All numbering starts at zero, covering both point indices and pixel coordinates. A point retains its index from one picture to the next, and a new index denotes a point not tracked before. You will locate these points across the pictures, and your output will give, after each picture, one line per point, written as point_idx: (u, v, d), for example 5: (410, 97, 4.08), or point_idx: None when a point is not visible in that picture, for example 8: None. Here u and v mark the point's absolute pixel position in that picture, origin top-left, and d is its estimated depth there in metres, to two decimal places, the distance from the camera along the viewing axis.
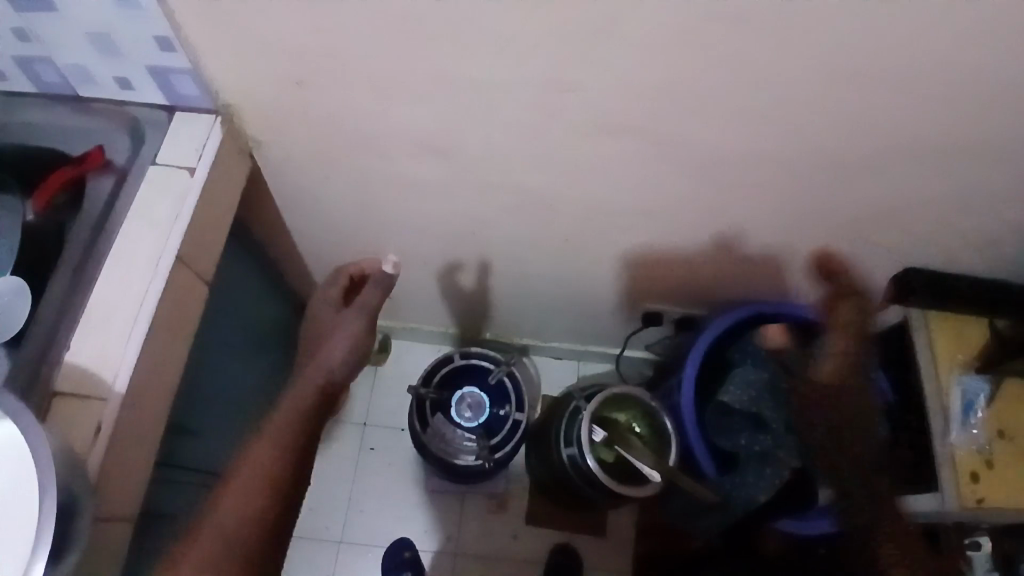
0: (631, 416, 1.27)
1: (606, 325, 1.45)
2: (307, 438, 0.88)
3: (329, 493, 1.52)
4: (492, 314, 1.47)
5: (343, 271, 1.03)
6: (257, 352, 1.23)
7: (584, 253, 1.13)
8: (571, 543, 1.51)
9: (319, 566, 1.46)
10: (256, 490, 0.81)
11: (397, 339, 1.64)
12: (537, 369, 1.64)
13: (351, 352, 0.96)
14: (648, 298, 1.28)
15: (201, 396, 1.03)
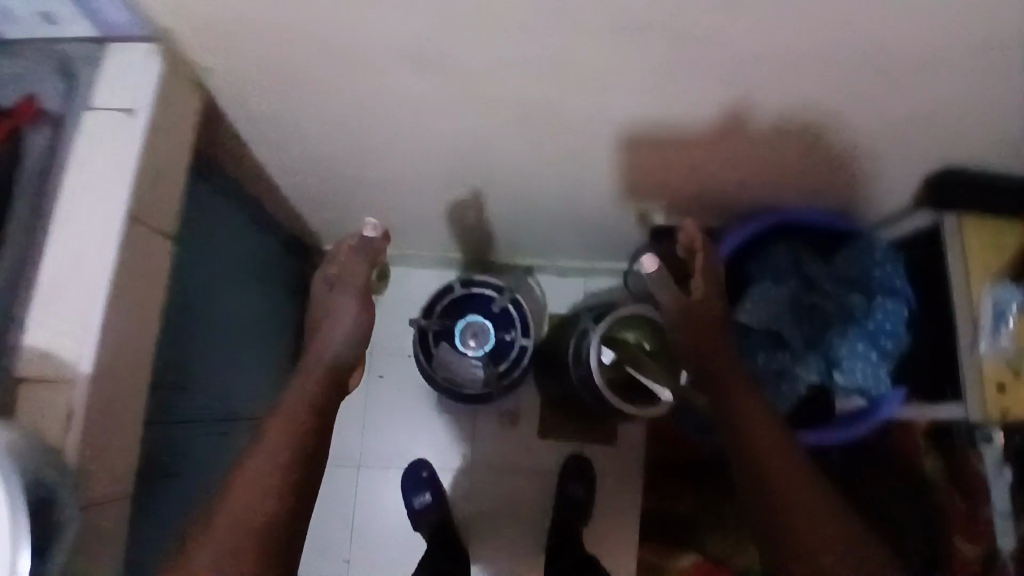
0: (641, 335, 1.23)
1: (611, 239, 1.38)
2: (317, 418, 0.86)
3: (342, 420, 1.54)
4: (492, 235, 1.41)
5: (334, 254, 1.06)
6: (246, 295, 1.20)
7: (583, 172, 1.04)
8: (584, 453, 1.53)
9: (339, 491, 1.51)
10: (265, 478, 0.79)
11: (396, 266, 1.59)
12: (542, 289, 1.61)
13: (354, 324, 0.97)
14: (655, 213, 1.20)
15: (193, 348, 1.01)
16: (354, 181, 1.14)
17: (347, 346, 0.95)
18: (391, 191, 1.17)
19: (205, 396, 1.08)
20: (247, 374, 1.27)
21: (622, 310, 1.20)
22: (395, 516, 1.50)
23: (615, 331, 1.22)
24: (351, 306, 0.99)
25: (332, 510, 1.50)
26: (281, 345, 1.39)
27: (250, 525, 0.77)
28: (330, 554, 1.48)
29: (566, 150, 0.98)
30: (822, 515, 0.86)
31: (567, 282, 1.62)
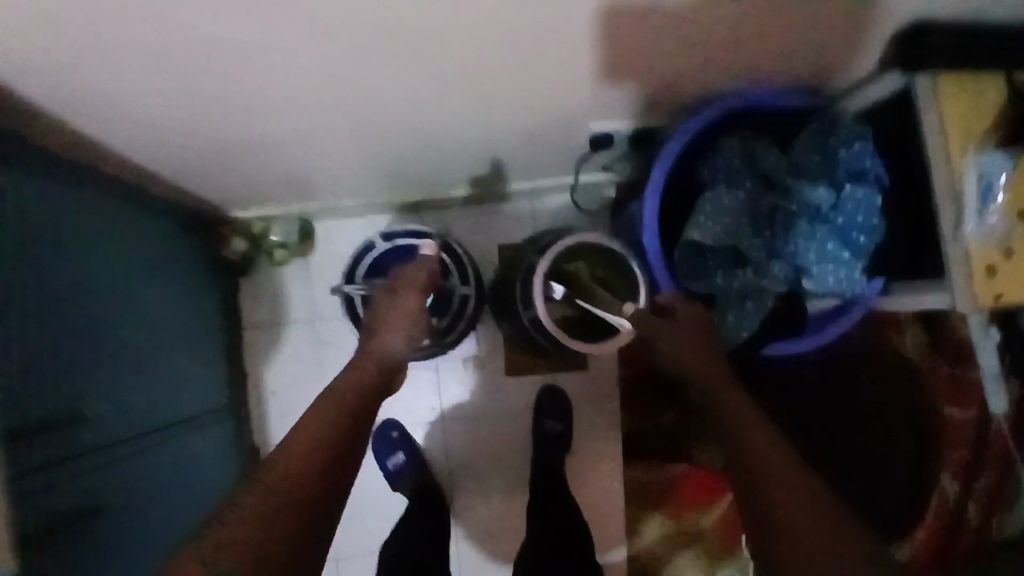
0: (595, 264, 1.11)
1: (547, 153, 1.23)
2: (363, 404, 0.88)
3: (297, 394, 1.45)
4: (413, 170, 1.25)
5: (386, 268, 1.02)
6: (139, 293, 1.06)
7: (487, 89, 0.87)
8: (557, 384, 1.46)
9: None
10: (319, 444, 0.82)
11: (321, 223, 1.45)
12: (485, 219, 1.48)
13: (409, 327, 0.94)
14: (585, 118, 1.05)
15: (74, 369, 0.89)
16: (227, 142, 0.96)
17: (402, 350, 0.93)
18: (279, 145, 1.00)
19: (116, 415, 0.98)
20: (173, 371, 1.17)
21: (568, 240, 1.07)
22: (373, 479, 1.45)
23: (566, 263, 1.11)
24: (408, 308, 0.95)
25: None
26: (199, 328, 1.28)
27: (293, 506, 0.77)
28: None
29: (458, 71, 0.80)
30: (836, 548, 0.71)
31: (512, 208, 1.48)
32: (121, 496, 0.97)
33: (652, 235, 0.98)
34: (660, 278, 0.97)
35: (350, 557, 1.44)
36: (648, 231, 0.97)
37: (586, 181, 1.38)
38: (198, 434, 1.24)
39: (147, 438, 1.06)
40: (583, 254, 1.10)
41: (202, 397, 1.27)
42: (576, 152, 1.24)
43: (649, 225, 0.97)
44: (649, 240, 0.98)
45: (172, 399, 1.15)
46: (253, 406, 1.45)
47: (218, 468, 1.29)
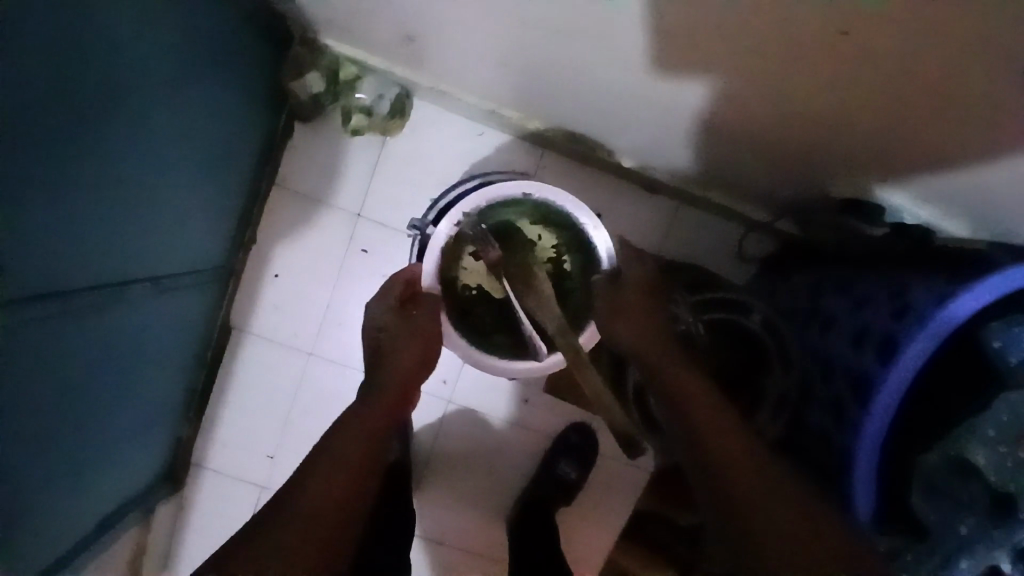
0: (557, 244, 0.97)
1: (763, 166, 0.89)
2: (404, 388, 0.86)
3: (300, 292, 1.12)
4: (580, 99, 0.90)
5: (401, 277, 0.91)
6: (155, 87, 0.73)
7: (850, 35, 0.53)
8: (588, 424, 1.19)
9: (279, 376, 1.14)
10: (392, 386, 0.85)
11: (420, 102, 1.09)
12: (616, 201, 1.11)
13: (420, 356, 0.89)
14: (879, 145, 0.71)
15: (30, 118, 0.54)
16: None
17: (421, 366, 0.89)
18: None
19: (64, 220, 0.64)
20: (158, 187, 0.81)
21: (531, 191, 0.89)
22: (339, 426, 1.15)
23: (524, 221, 0.96)
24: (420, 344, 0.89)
25: (266, 395, 1.14)
26: (226, 155, 0.96)
27: (359, 434, 0.77)
28: (250, 447, 1.14)
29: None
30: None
31: (653, 207, 1.11)
32: (31, 333, 0.63)
33: (897, 391, 0.65)
34: (859, 467, 0.66)
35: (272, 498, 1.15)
36: (893, 382, 0.65)
37: (778, 227, 1.06)
38: (162, 275, 0.90)
39: (88, 276, 0.72)
40: (549, 223, 0.96)
41: (189, 232, 0.94)
42: (799, 182, 0.90)
43: (901, 373, 0.65)
44: (889, 394, 0.65)
45: (143, 219, 0.80)
46: (244, 275, 1.11)
47: (171, 325, 0.97)
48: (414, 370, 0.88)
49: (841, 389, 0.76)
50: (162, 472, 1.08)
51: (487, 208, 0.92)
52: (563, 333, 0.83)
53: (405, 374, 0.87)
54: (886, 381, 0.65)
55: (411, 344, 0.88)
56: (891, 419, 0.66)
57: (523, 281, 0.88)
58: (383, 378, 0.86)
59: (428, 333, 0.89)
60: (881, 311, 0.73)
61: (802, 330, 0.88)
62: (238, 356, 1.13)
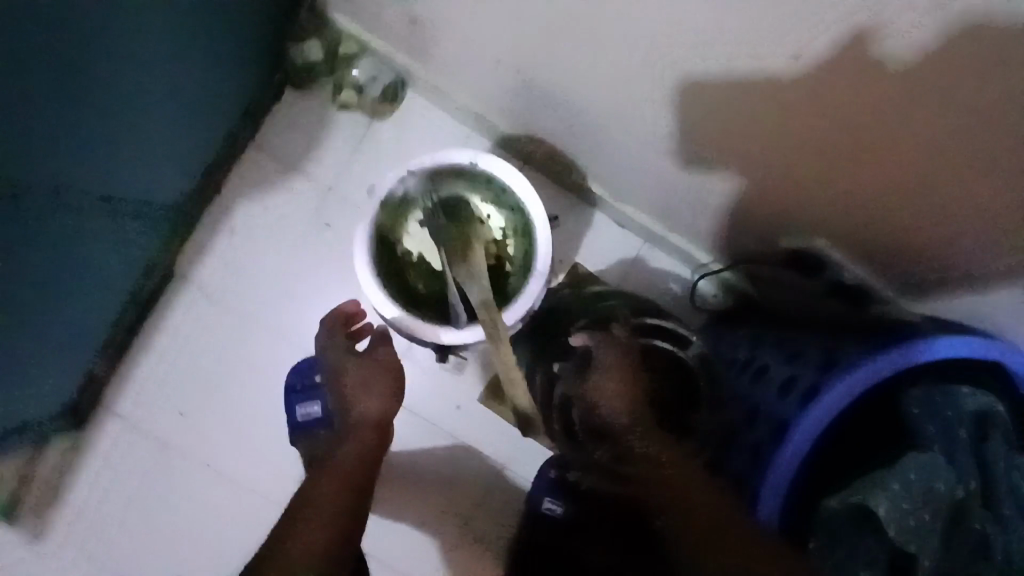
0: (508, 234, 0.73)
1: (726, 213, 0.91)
2: (381, 432, 0.88)
3: (251, 252, 1.10)
4: (566, 110, 0.92)
5: (338, 313, 0.98)
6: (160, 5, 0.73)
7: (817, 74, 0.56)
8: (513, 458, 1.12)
9: (212, 333, 1.10)
10: (366, 430, 0.86)
11: (412, 92, 1.10)
12: (584, 224, 1.12)
13: (383, 403, 0.89)
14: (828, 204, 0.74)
15: (12, 7, 0.53)
16: None
17: (386, 403, 0.89)
18: None
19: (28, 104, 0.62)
20: (132, 119, 0.81)
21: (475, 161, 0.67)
22: (263, 397, 1.11)
23: (476, 199, 0.73)
24: (384, 380, 0.91)
25: (193, 350, 1.10)
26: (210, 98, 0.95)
27: (336, 476, 0.81)
28: (166, 398, 1.10)
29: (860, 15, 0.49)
30: None
31: (617, 237, 1.12)
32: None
33: (811, 432, 0.66)
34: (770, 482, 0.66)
35: (177, 458, 1.10)
36: (809, 422, 0.66)
37: (726, 274, 1.08)
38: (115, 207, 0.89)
39: (53, 176, 0.70)
40: (503, 208, 0.72)
41: (156, 173, 0.93)
42: (757, 231, 0.93)
43: (817, 416, 0.66)
44: (802, 434, 0.66)
45: (113, 146, 0.80)
46: (199, 225, 1.09)
47: (115, 257, 0.94)
48: (380, 407, 0.89)
49: (763, 434, 0.78)
50: (63, 406, 1.04)
51: (434, 170, 0.69)
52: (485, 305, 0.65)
53: (378, 411, 0.89)
54: (802, 421, 0.66)
55: (371, 375, 0.92)
56: (801, 462, 0.66)
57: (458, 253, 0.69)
58: (352, 419, 0.88)
59: (387, 362, 0.94)
60: (811, 368, 0.76)
61: (735, 377, 0.89)
62: (174, 303, 1.10)
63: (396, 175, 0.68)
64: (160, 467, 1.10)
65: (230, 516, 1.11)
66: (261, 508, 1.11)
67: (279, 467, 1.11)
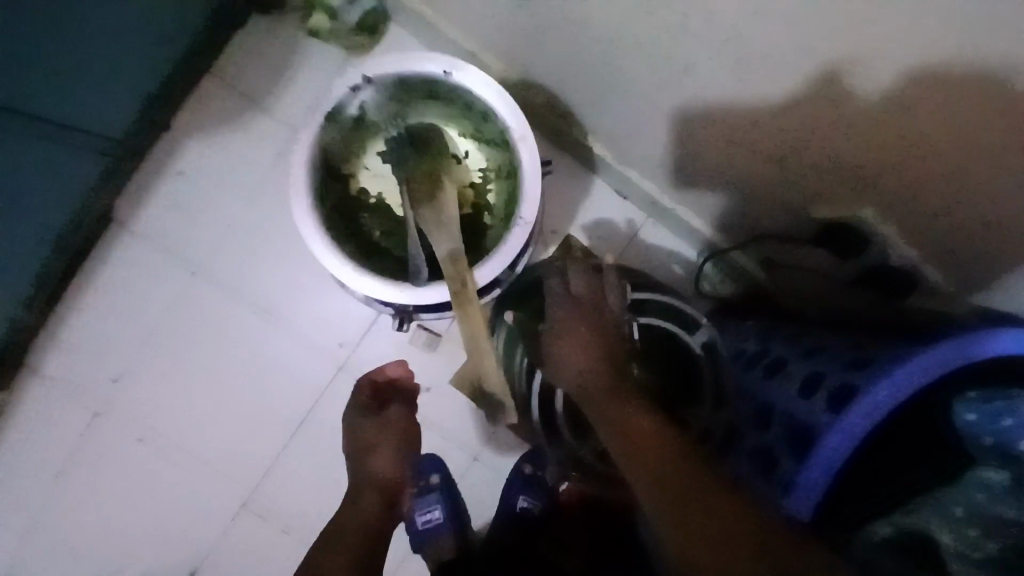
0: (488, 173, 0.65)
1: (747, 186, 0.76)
2: (392, 486, 0.83)
3: (203, 200, 0.96)
4: (569, 49, 0.78)
5: (365, 384, 0.86)
6: None
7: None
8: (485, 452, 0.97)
9: (153, 287, 0.96)
10: (375, 486, 0.82)
11: (395, 25, 0.96)
12: (580, 191, 0.99)
13: (395, 461, 0.83)
14: (881, 170, 0.60)
15: None
16: None
17: (400, 462, 0.84)
18: None
19: None
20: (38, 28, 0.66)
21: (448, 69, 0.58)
22: (208, 366, 0.97)
23: (454, 133, 0.65)
24: (395, 440, 0.84)
25: (131, 306, 0.96)
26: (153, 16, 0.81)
27: (350, 547, 0.76)
28: (97, 362, 0.96)
29: None
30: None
31: (618, 210, 0.99)
32: None
33: (845, 442, 0.53)
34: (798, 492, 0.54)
35: (108, 429, 0.97)
36: (844, 431, 0.53)
37: (731, 256, 0.92)
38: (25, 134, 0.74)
39: None
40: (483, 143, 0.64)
41: (84, 98, 0.78)
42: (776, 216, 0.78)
43: (855, 422, 0.53)
44: (835, 443, 0.53)
45: (10, 58, 0.65)
46: (144, 163, 0.95)
47: (37, 195, 0.80)
48: (392, 470, 0.83)
49: (777, 438, 0.64)
50: None
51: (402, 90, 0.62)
52: (454, 259, 0.54)
53: (388, 472, 0.83)
54: (837, 427, 0.53)
55: (385, 438, 0.84)
56: (831, 477, 0.53)
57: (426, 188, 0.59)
58: (352, 491, 0.83)
59: (404, 425, 0.85)
60: (841, 361, 0.62)
61: (745, 371, 0.76)
62: (110, 254, 0.96)
63: (356, 91, 0.60)
64: (90, 439, 0.96)
65: (167, 494, 0.98)
66: (202, 488, 0.98)
67: (226, 445, 0.98)
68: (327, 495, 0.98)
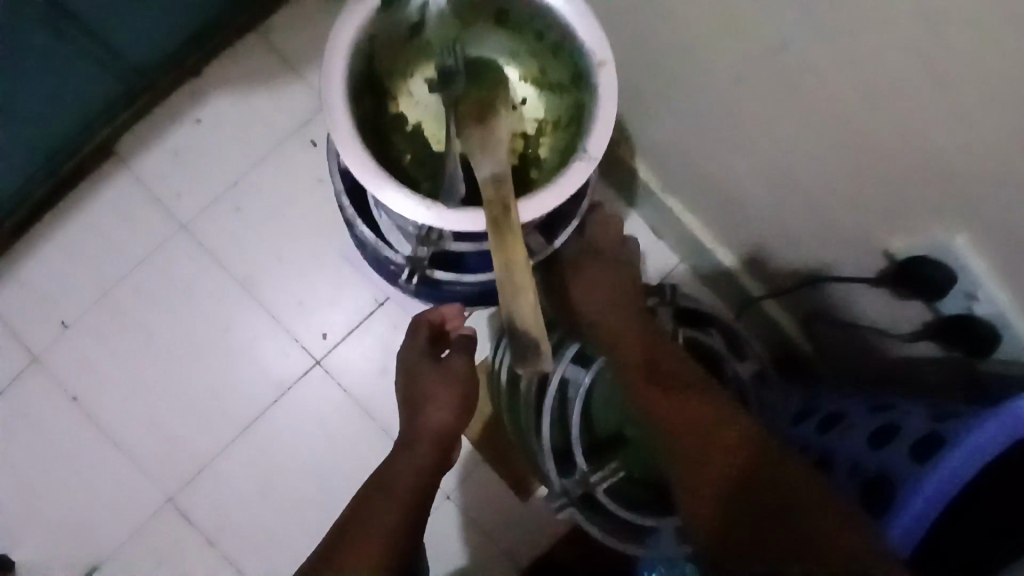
0: (543, 126, 0.52)
1: (806, 225, 0.68)
2: (446, 449, 0.70)
3: (211, 152, 0.88)
4: (637, 53, 0.73)
5: (425, 319, 0.73)
6: None
7: None
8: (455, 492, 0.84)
9: (133, 233, 0.86)
10: (428, 441, 0.69)
11: None
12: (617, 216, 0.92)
13: (455, 418, 0.70)
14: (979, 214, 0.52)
15: None
16: None
17: (457, 421, 0.71)
18: None
19: None
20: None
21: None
22: (172, 331, 0.86)
23: (514, 73, 0.52)
24: (454, 398, 0.71)
25: (102, 250, 0.86)
26: None
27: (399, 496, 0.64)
28: (48, 305, 0.85)
29: None
30: None
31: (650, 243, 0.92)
32: None
33: (936, 499, 0.44)
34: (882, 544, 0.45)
35: (38, 383, 0.84)
36: (933, 485, 0.44)
37: (767, 311, 0.84)
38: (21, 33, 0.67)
39: None
40: (546, 90, 0.51)
41: (102, 17, 0.72)
42: (838, 266, 0.68)
43: (946, 476, 0.44)
44: (924, 499, 0.44)
45: None
46: (161, 104, 0.88)
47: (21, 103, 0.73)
48: (450, 421, 0.70)
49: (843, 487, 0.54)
50: None
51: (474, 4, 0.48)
52: (497, 180, 0.42)
53: (445, 431, 0.70)
54: (925, 481, 0.44)
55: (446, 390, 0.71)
56: (919, 536, 0.44)
57: (476, 110, 0.46)
58: (404, 441, 0.70)
59: (464, 380, 0.72)
60: (916, 412, 0.53)
61: (791, 427, 0.67)
62: (95, 187, 0.86)
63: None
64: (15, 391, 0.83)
65: (85, 470, 0.84)
66: (126, 471, 0.84)
67: (167, 426, 0.85)
68: (267, 505, 0.84)
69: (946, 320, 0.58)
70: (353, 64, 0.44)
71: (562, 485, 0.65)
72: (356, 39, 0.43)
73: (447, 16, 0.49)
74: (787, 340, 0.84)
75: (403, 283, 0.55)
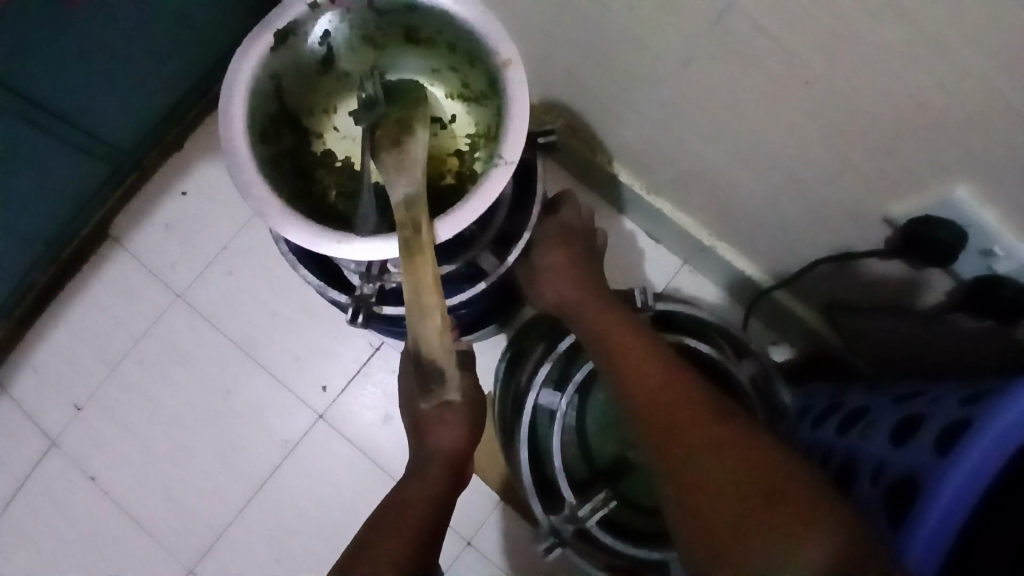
0: (475, 140, 0.54)
1: (801, 208, 0.62)
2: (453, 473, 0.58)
3: (198, 223, 0.90)
4: None
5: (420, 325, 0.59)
6: None
7: None
8: (470, 536, 0.79)
9: (132, 310, 0.88)
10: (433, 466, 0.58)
11: None
12: (610, 226, 0.87)
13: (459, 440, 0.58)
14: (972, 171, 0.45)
15: None
16: None
17: (462, 442, 0.58)
18: None
19: None
20: (16, 25, 0.64)
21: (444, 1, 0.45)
22: (177, 401, 0.87)
23: (439, 91, 0.54)
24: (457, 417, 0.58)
25: (106, 327, 0.88)
26: (159, 41, 0.78)
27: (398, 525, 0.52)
28: (61, 389, 0.87)
29: None
30: None
31: (648, 249, 0.87)
32: None
33: (955, 511, 0.37)
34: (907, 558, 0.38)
35: (59, 465, 0.86)
36: (949, 495, 0.37)
37: (780, 304, 0.77)
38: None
39: None
40: (471, 103, 0.53)
41: (73, 108, 0.75)
42: (833, 241, 0.62)
43: (962, 481, 0.37)
44: (942, 512, 0.37)
45: None
46: (149, 181, 0.91)
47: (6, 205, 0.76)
48: (458, 445, 0.59)
49: (865, 492, 0.47)
50: None
51: (381, 28, 0.50)
52: (409, 203, 0.42)
53: (450, 454, 0.58)
54: (940, 490, 0.37)
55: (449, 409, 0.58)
56: (944, 552, 0.38)
57: (390, 130, 0.45)
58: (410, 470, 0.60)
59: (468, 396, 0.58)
60: (944, 398, 0.46)
61: (811, 430, 0.60)
62: (96, 271, 0.89)
63: (323, 18, 0.48)
64: (37, 476, 0.85)
65: (105, 547, 0.84)
66: (143, 546, 0.84)
67: (179, 496, 0.85)
68: (281, 567, 0.83)
69: (973, 283, 0.52)
70: (254, 106, 0.46)
71: (550, 525, 0.61)
72: (252, 85, 0.45)
73: (356, 45, 0.51)
74: (809, 333, 0.77)
75: (349, 321, 0.53)
